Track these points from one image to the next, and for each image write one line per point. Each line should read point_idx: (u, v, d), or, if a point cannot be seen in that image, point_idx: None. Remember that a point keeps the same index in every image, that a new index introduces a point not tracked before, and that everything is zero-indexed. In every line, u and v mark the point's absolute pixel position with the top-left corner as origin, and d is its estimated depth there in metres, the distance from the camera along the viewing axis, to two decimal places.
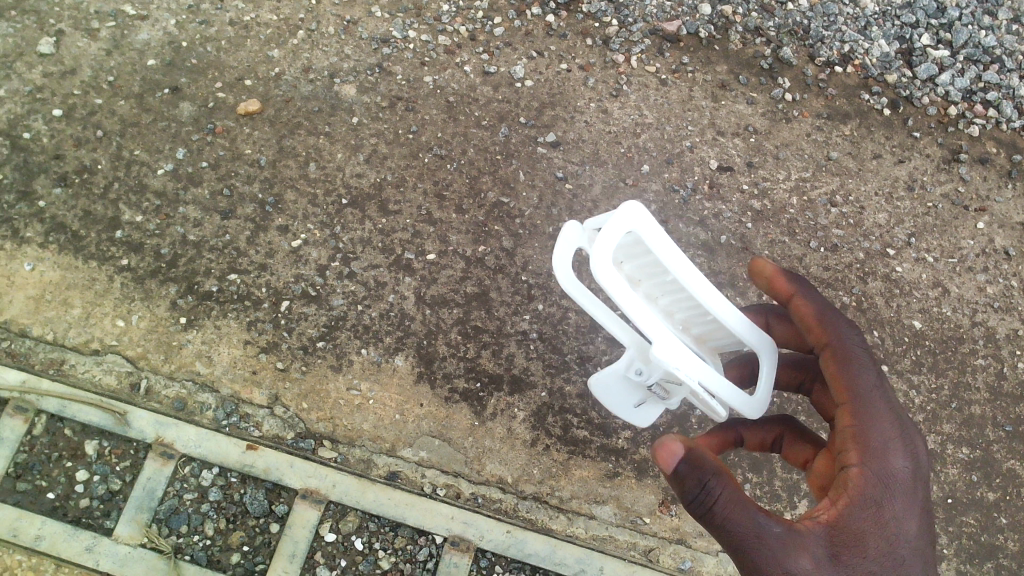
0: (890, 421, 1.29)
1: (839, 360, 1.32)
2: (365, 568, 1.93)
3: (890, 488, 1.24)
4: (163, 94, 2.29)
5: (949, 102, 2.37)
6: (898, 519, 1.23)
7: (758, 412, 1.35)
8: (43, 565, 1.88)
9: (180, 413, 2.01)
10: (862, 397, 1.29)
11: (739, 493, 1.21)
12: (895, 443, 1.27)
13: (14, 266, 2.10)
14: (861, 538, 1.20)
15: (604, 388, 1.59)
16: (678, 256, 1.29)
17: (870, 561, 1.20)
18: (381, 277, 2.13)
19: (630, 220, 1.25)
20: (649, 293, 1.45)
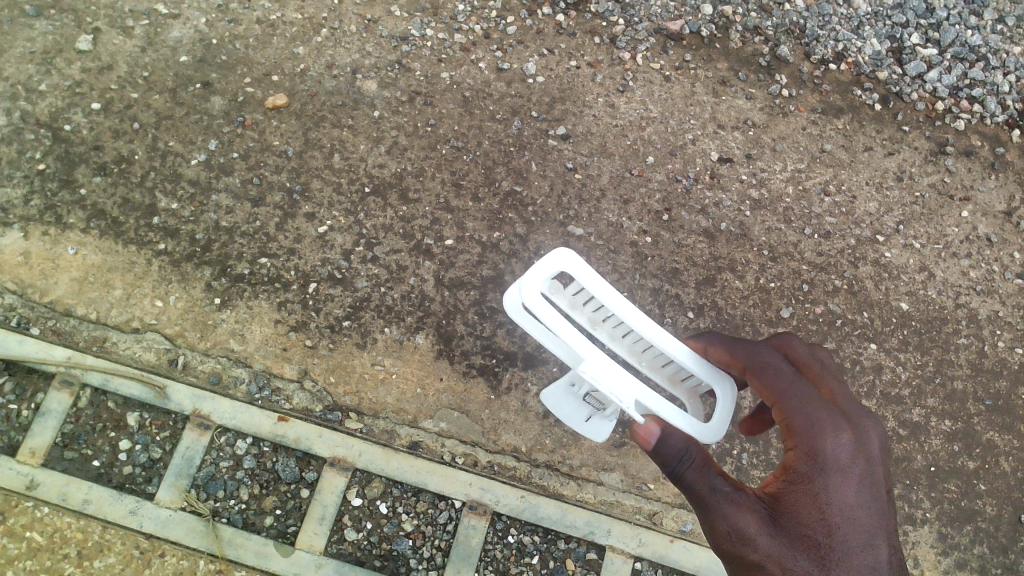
0: (825, 407, 1.42)
1: (768, 364, 1.45)
2: (389, 530, 2.08)
3: (824, 465, 1.38)
4: (195, 89, 2.42)
5: (937, 97, 2.50)
6: (835, 491, 1.37)
7: (711, 438, 1.49)
8: (91, 527, 2.02)
9: (215, 386, 2.15)
10: (791, 394, 1.42)
11: (701, 459, 1.41)
12: (829, 426, 1.40)
13: (58, 250, 2.23)
14: (798, 510, 1.37)
15: (556, 402, 1.98)
16: (610, 292, 1.46)
17: (806, 529, 1.36)
18: (403, 261, 2.27)
19: (557, 262, 1.45)
20: (608, 326, 1.70)
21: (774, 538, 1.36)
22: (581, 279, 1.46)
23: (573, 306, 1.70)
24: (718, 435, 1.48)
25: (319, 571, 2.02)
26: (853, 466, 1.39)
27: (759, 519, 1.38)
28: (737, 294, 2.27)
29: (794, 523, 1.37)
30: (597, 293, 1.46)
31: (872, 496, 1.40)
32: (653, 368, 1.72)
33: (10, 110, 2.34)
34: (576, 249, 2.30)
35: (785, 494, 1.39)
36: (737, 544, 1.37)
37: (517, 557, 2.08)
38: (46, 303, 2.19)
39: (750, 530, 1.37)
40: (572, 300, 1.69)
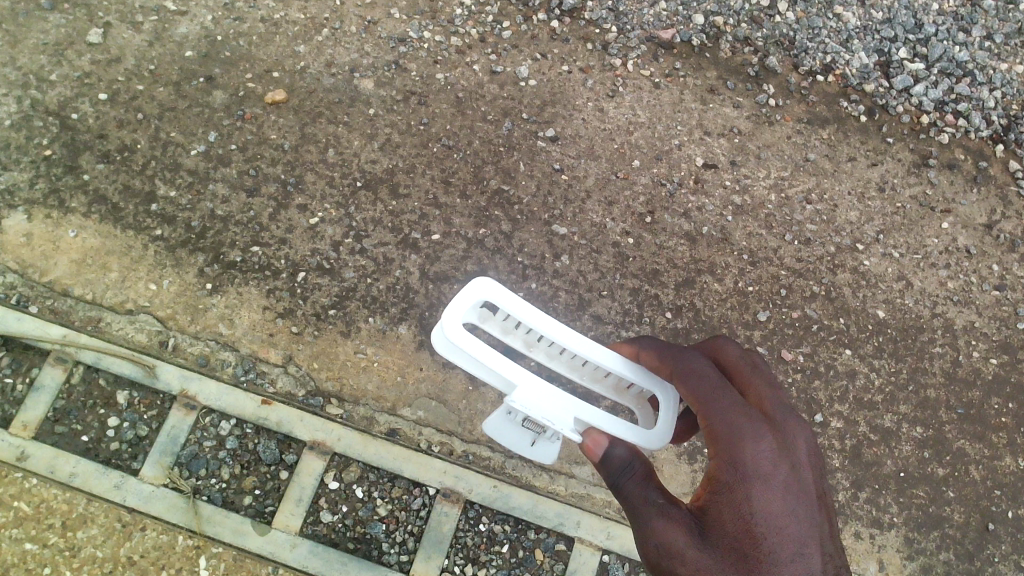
0: (748, 413, 1.40)
1: (692, 369, 1.44)
2: (364, 514, 2.13)
3: (746, 474, 1.35)
4: (199, 83, 2.51)
5: (923, 111, 2.59)
6: (759, 500, 1.33)
7: (656, 446, 1.52)
8: (76, 499, 2.07)
9: (203, 369, 2.22)
10: (711, 398, 1.40)
11: (640, 472, 1.45)
12: (750, 432, 1.38)
13: (59, 233, 2.31)
14: (722, 523, 1.34)
15: (497, 429, 1.73)
16: (535, 314, 1.51)
17: (731, 541, 1.32)
18: (390, 254, 2.34)
19: (477, 292, 1.49)
20: (544, 349, 1.70)
21: (700, 549, 1.33)
22: (504, 305, 1.50)
23: (506, 331, 1.69)
24: (664, 439, 1.53)
25: (294, 550, 2.08)
26: (777, 474, 1.36)
27: (686, 532, 1.36)
28: (716, 296, 2.33)
29: (719, 533, 1.34)
30: (522, 317, 1.50)
31: (801, 505, 1.36)
32: (596, 380, 1.72)
33: (21, 97, 2.43)
34: (559, 248, 2.36)
35: (710, 504, 1.36)
36: (665, 556, 1.35)
37: (487, 544, 2.13)
38: (45, 283, 2.27)
39: (677, 541, 1.35)
40: (505, 326, 1.69)
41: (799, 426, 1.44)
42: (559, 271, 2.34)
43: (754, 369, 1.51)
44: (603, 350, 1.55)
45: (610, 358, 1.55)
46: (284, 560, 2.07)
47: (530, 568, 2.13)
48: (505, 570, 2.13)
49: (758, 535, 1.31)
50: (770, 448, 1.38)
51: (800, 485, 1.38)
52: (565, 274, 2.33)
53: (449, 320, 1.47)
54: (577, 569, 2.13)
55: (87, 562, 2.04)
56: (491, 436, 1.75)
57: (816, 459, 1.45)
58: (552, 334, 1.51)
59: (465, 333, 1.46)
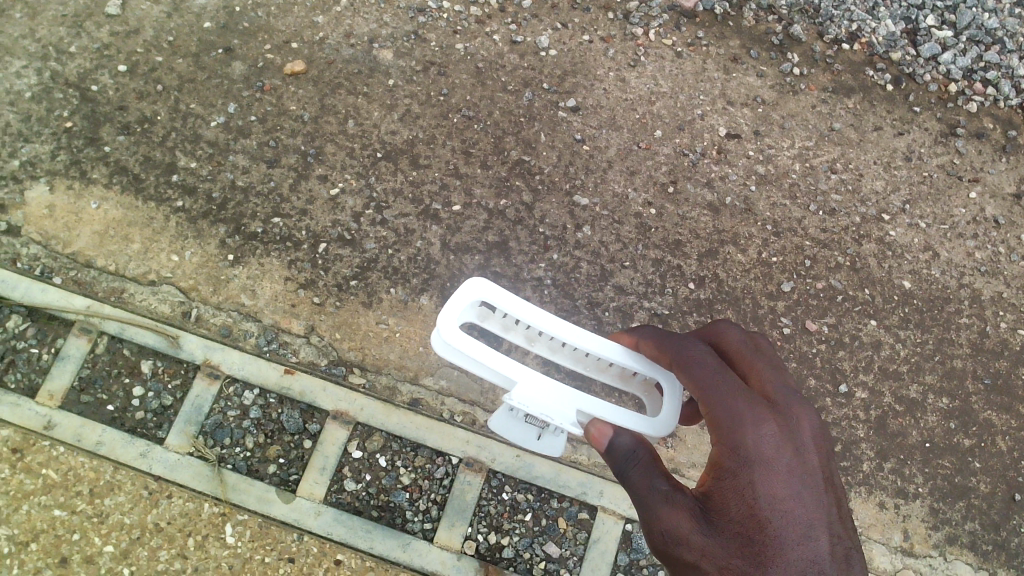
0: (749, 396, 1.33)
1: (690, 356, 1.39)
2: (387, 482, 2.14)
3: (749, 457, 1.28)
4: (218, 54, 2.49)
5: (950, 79, 2.59)
6: (763, 484, 1.26)
7: (662, 432, 1.54)
8: (103, 467, 2.10)
9: (225, 339, 2.22)
10: (710, 383, 1.34)
11: (645, 458, 1.36)
12: (751, 416, 1.31)
13: (81, 204, 2.31)
14: (727, 507, 1.27)
15: (503, 427, 1.88)
16: (531, 311, 1.56)
17: (738, 526, 1.24)
18: (411, 225, 2.33)
19: (472, 292, 1.55)
20: (544, 344, 1.71)
21: (707, 537, 1.26)
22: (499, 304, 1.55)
23: (506, 329, 1.70)
24: (669, 427, 1.54)
25: (319, 518, 2.10)
26: (781, 458, 1.28)
27: (692, 518, 1.28)
28: (739, 268, 2.33)
29: (725, 521, 1.26)
30: (518, 315, 1.56)
31: (810, 489, 1.27)
32: (601, 370, 1.72)
33: (41, 69, 2.42)
34: (581, 219, 2.35)
35: (714, 490, 1.29)
36: (672, 545, 1.27)
37: (511, 513, 2.15)
38: (68, 254, 2.27)
39: (683, 528, 1.27)
40: (504, 324, 1.69)
41: (806, 407, 1.35)
42: (581, 242, 2.33)
43: (757, 353, 1.44)
44: (602, 342, 1.57)
45: (610, 349, 1.57)
46: (309, 527, 2.09)
47: (553, 537, 2.15)
48: (529, 538, 2.14)
49: (765, 521, 1.23)
50: (774, 431, 1.30)
51: (808, 470, 1.29)
52: (587, 245, 2.32)
53: (445, 321, 1.51)
54: (600, 537, 2.14)
55: (115, 529, 2.06)
56: (499, 432, 1.91)
57: (826, 441, 1.36)
58: (549, 329, 1.56)
59: (461, 333, 1.51)
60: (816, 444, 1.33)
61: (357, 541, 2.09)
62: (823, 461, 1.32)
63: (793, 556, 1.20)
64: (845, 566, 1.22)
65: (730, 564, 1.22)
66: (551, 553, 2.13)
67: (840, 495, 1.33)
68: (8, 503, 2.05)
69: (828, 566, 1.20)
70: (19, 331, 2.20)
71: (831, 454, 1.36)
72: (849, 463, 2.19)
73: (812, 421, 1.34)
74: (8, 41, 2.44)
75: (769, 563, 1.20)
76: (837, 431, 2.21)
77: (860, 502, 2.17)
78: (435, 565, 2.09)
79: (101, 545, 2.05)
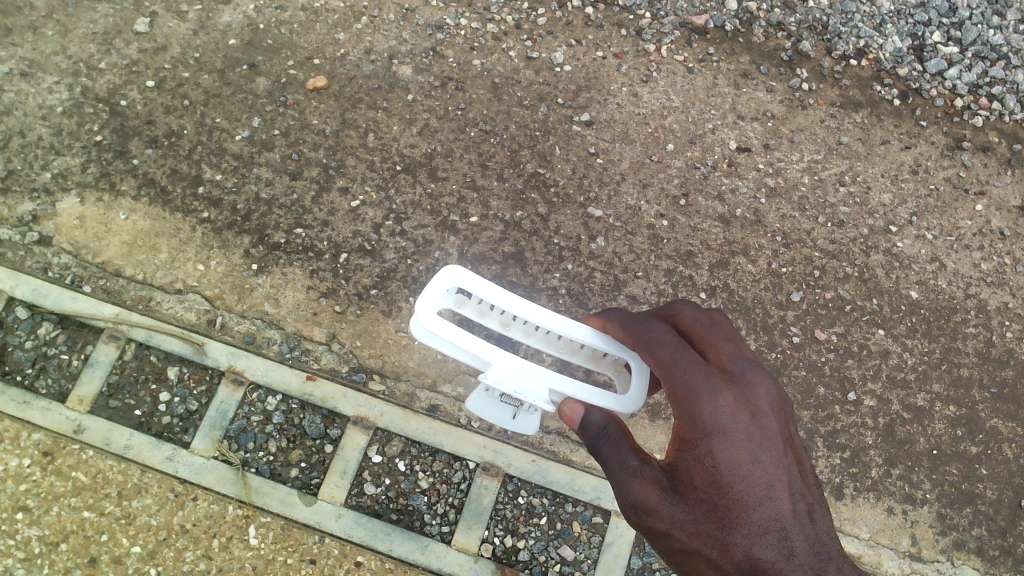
0: (705, 369, 1.33)
1: (651, 337, 1.38)
2: (406, 486, 2.20)
3: (708, 428, 1.29)
4: (242, 70, 2.56)
5: (957, 94, 2.65)
6: (722, 453, 1.27)
7: (631, 408, 1.56)
8: (131, 470, 2.16)
9: (249, 346, 2.29)
10: (669, 361, 1.34)
11: (614, 435, 1.37)
12: (708, 389, 1.31)
13: (110, 215, 2.38)
14: (690, 477, 1.28)
15: (479, 406, 1.78)
16: (504, 295, 1.57)
17: (702, 494, 1.27)
18: (429, 236, 2.40)
19: (448, 280, 1.57)
20: (519, 328, 1.72)
21: (674, 506, 1.27)
22: (475, 290, 1.56)
23: (482, 314, 1.71)
24: (637, 402, 1.55)
25: (339, 520, 2.16)
26: (739, 426, 1.30)
27: (659, 489, 1.29)
28: (750, 278, 2.39)
29: (691, 490, 1.28)
30: (492, 300, 1.57)
31: (769, 453, 1.30)
32: (574, 352, 1.72)
33: (72, 85, 2.50)
34: (595, 230, 2.41)
35: (677, 461, 1.30)
36: (643, 516, 1.29)
37: (526, 517, 2.20)
38: (98, 264, 2.34)
39: (652, 500, 1.28)
40: (480, 309, 1.71)
41: (762, 374, 1.37)
42: (595, 252, 2.39)
43: (713, 327, 1.43)
44: (572, 323, 1.58)
45: (579, 330, 1.59)
46: (330, 530, 2.15)
47: (567, 540, 2.20)
48: (544, 542, 2.19)
49: (727, 489, 1.26)
50: (730, 401, 1.31)
51: (767, 435, 1.31)
52: (601, 255, 2.38)
53: (423, 309, 1.54)
54: (614, 541, 2.19)
55: (143, 530, 2.12)
56: (473, 412, 1.80)
57: (783, 404, 1.38)
58: (523, 312, 1.57)
59: (438, 319, 1.53)
60: (773, 409, 1.35)
61: (377, 543, 2.14)
62: (780, 424, 1.35)
63: (756, 518, 1.24)
64: (806, 522, 1.26)
65: (698, 530, 1.25)
66: (566, 556, 2.19)
67: (798, 453, 1.36)
68: (40, 504, 2.12)
69: (790, 525, 1.25)
70: (51, 338, 2.27)
71: (788, 416, 1.39)
72: (858, 470, 2.24)
73: (768, 387, 1.36)
74: (41, 57, 2.52)
75: (734, 527, 1.24)
76: (846, 438, 2.26)
77: (868, 508, 2.21)
78: (452, 567, 2.14)
79: (129, 545, 2.11)
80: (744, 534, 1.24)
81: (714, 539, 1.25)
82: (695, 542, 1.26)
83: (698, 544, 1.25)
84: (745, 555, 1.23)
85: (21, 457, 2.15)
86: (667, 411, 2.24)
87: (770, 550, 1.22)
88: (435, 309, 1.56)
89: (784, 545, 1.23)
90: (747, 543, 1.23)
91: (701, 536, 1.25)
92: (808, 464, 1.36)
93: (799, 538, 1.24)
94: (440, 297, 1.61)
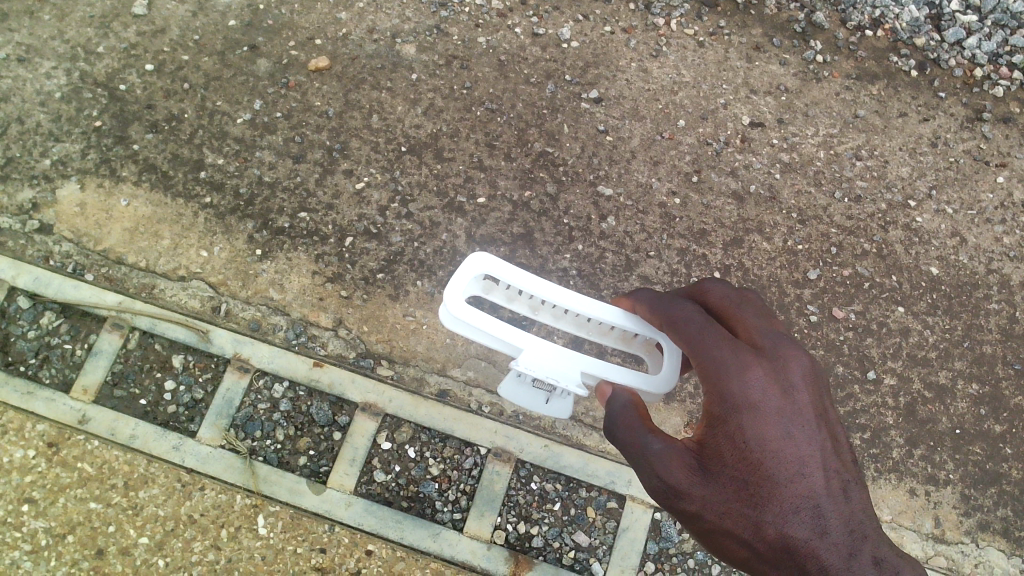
0: (732, 343, 1.21)
1: (676, 316, 1.28)
2: (416, 473, 2.16)
3: (734, 404, 1.16)
4: (243, 51, 2.51)
5: (976, 64, 2.59)
6: (751, 428, 1.14)
7: (663, 389, 1.51)
8: (137, 460, 2.12)
9: (255, 333, 2.24)
10: (694, 337, 1.24)
11: (637, 417, 1.26)
12: (734, 363, 1.18)
13: (111, 202, 2.33)
14: (718, 455, 1.16)
15: (511, 392, 1.74)
16: (533, 281, 1.54)
17: (731, 473, 1.14)
18: (436, 218, 2.35)
19: (475, 267, 1.54)
20: (547, 312, 1.68)
21: (703, 485, 1.15)
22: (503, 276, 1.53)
23: (511, 299, 1.68)
24: (670, 382, 1.50)
25: (349, 509, 2.12)
26: (771, 400, 1.15)
27: (686, 468, 1.17)
28: (765, 256, 2.33)
29: (720, 469, 1.15)
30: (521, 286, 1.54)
31: (803, 427, 1.15)
32: (603, 334, 1.67)
33: (70, 70, 2.45)
34: (605, 209, 2.36)
35: (706, 439, 1.18)
36: (671, 499, 1.16)
37: (539, 503, 2.16)
38: (100, 251, 2.29)
39: (679, 479, 1.16)
40: (508, 294, 1.67)
41: (796, 347, 1.22)
42: (605, 232, 2.33)
43: (745, 303, 1.31)
44: (601, 305, 1.54)
45: (610, 311, 1.54)
46: (340, 518, 2.11)
47: (582, 526, 2.16)
48: (558, 528, 2.15)
49: (759, 465, 1.12)
50: (759, 375, 1.18)
51: (802, 409, 1.16)
52: (612, 235, 2.33)
53: (451, 297, 1.51)
54: (629, 526, 2.15)
55: (150, 521, 2.09)
56: (508, 398, 1.78)
57: (821, 379, 1.23)
58: (551, 296, 1.54)
59: (467, 306, 1.51)
60: (810, 384, 1.20)
61: (387, 531, 2.10)
62: (818, 400, 1.19)
63: (788, 494, 1.10)
64: (846, 501, 1.10)
65: (729, 510, 1.12)
66: (580, 542, 2.14)
67: (839, 433, 1.20)
68: (45, 496, 2.09)
69: (827, 502, 1.09)
70: (53, 327, 2.23)
71: (828, 393, 1.23)
72: (879, 450, 2.19)
73: (805, 361, 1.21)
74: (38, 42, 2.47)
75: (765, 505, 1.10)
76: (866, 418, 2.21)
77: (890, 489, 2.16)
78: (465, 554, 2.10)
79: (136, 536, 2.07)
80: (775, 511, 1.09)
81: (745, 519, 1.11)
82: (727, 524, 1.12)
83: (730, 525, 1.12)
84: (777, 534, 1.08)
85: (26, 449, 2.12)
86: (682, 393, 2.20)
87: (803, 528, 1.08)
88: (464, 297, 1.53)
89: (819, 523, 1.08)
90: (779, 522, 1.09)
91: (732, 515, 1.12)
92: (851, 444, 1.20)
93: (836, 516, 1.08)
94: (468, 284, 1.58)
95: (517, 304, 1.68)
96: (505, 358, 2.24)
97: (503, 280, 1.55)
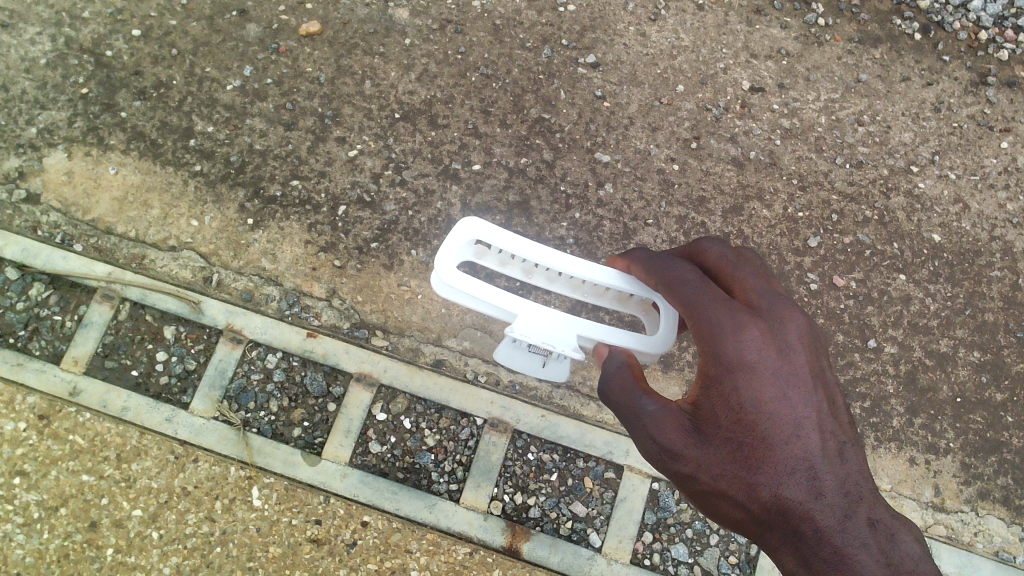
0: (729, 303, 1.18)
1: (673, 277, 1.25)
2: (412, 444, 2.14)
3: (729, 364, 1.13)
4: (232, 16, 2.44)
5: (981, 27, 2.54)
6: (747, 388, 1.11)
7: (661, 349, 1.48)
8: (129, 432, 2.09)
9: (247, 303, 2.21)
10: (691, 298, 1.21)
11: (633, 380, 1.23)
12: (730, 322, 1.15)
13: (99, 170, 2.28)
14: (714, 416, 1.13)
15: (509, 358, 1.74)
16: (525, 245, 1.51)
17: (728, 435, 1.11)
18: (431, 185, 2.30)
19: (467, 233, 1.50)
20: (540, 276, 1.65)
21: (698, 447, 1.12)
22: (494, 241, 1.50)
23: (504, 263, 1.64)
24: (667, 344, 1.47)
25: (345, 480, 2.10)
26: (768, 360, 1.13)
27: (681, 431, 1.14)
28: (765, 223, 2.29)
29: (715, 430, 1.12)
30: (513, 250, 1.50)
31: (800, 388, 1.12)
32: (598, 295, 1.64)
33: (55, 36, 2.39)
34: (602, 176, 2.32)
35: (702, 401, 1.15)
36: (666, 461, 1.14)
37: (536, 473, 2.14)
38: (88, 221, 2.25)
39: (675, 440, 1.13)
40: (500, 259, 1.64)
41: (795, 308, 1.19)
42: (602, 200, 2.29)
43: (743, 264, 1.27)
44: (596, 267, 1.51)
45: (605, 274, 1.51)
46: (336, 490, 2.09)
47: (579, 496, 2.14)
48: (556, 498, 2.13)
49: (754, 426, 1.09)
50: (755, 335, 1.14)
51: (798, 369, 1.13)
52: (609, 203, 2.29)
53: (443, 263, 1.48)
54: (627, 496, 2.13)
55: (143, 493, 2.06)
56: (505, 364, 1.77)
57: (819, 340, 1.20)
58: (544, 260, 1.51)
59: (459, 272, 1.47)
60: (807, 345, 1.17)
61: (383, 502, 2.09)
62: (815, 361, 1.16)
63: (783, 456, 1.07)
64: (842, 463, 1.07)
65: (723, 471, 1.09)
66: (577, 512, 2.13)
67: (836, 394, 1.17)
68: (37, 469, 2.06)
69: (822, 464, 1.06)
70: (41, 299, 2.19)
71: (825, 356, 1.20)
72: (879, 419, 2.17)
73: (802, 322, 1.18)
74: (21, 7, 2.41)
75: (760, 467, 1.07)
76: (866, 387, 2.18)
77: (890, 458, 2.14)
78: (461, 525, 2.09)
79: (130, 509, 2.05)
80: (771, 473, 1.06)
81: (740, 480, 1.08)
82: (723, 485, 1.10)
83: (725, 487, 1.09)
84: (772, 496, 1.05)
85: (17, 422, 2.09)
86: (680, 361, 2.18)
87: (798, 489, 1.04)
88: (456, 264, 1.49)
89: (815, 485, 1.04)
90: (773, 482, 1.06)
91: (727, 477, 1.09)
92: (848, 406, 1.17)
93: (833, 478, 1.05)
94: (460, 250, 1.54)
95: (510, 268, 1.65)
96: (501, 327, 2.21)
97: (495, 245, 1.51)
